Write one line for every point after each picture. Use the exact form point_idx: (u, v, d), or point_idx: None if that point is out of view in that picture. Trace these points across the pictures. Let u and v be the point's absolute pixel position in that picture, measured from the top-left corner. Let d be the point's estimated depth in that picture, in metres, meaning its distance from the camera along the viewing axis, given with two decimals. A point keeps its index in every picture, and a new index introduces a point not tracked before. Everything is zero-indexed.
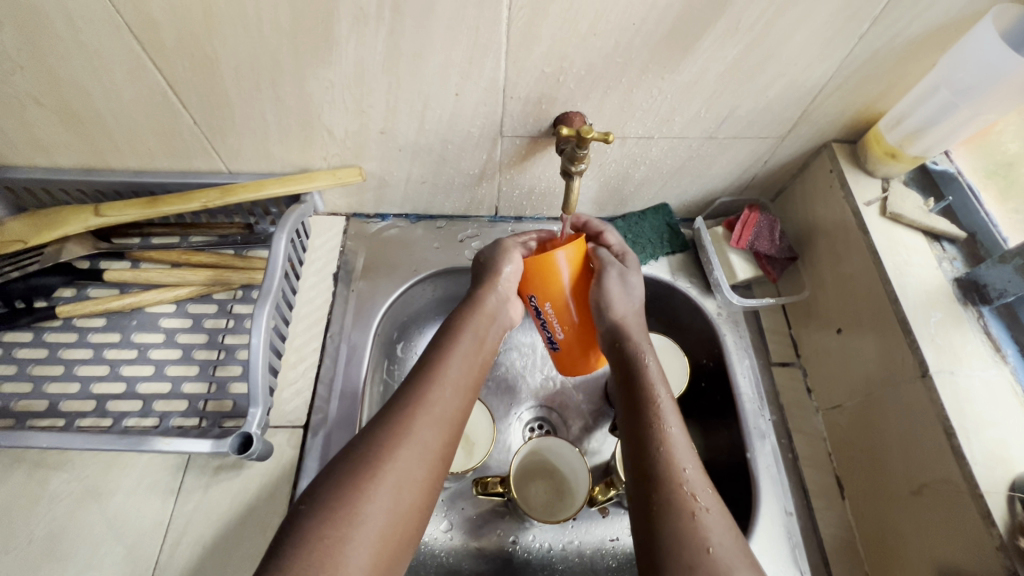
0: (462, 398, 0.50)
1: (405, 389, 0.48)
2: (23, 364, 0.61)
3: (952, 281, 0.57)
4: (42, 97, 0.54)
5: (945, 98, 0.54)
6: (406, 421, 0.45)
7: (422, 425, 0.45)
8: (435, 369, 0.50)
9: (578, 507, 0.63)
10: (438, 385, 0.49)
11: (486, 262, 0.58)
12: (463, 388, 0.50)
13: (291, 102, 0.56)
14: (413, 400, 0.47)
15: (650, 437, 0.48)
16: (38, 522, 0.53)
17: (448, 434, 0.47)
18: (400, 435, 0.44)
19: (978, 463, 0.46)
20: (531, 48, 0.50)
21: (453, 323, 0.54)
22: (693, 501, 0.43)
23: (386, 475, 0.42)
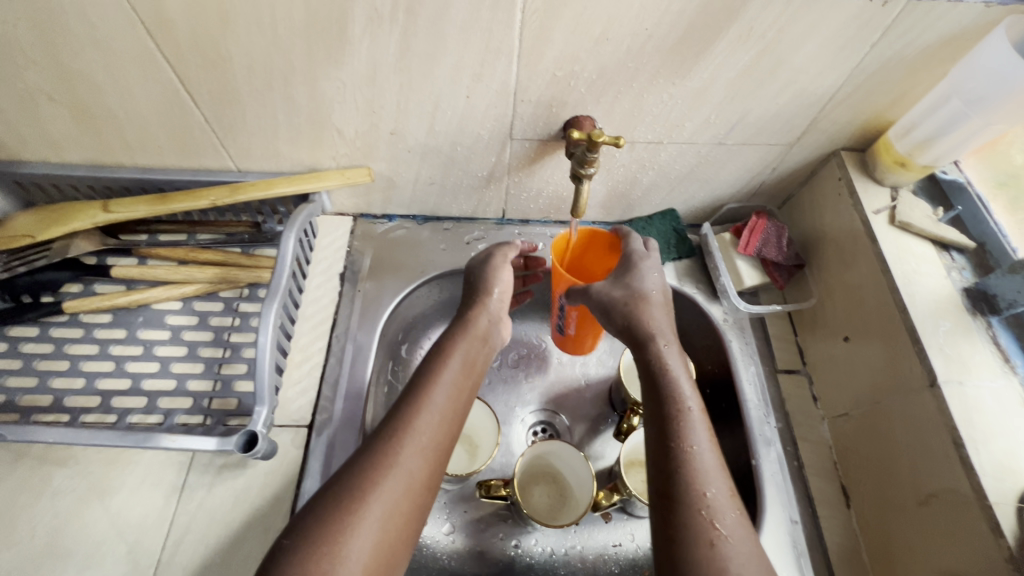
0: (450, 423, 0.50)
1: (390, 418, 0.48)
2: (29, 359, 0.61)
3: (961, 290, 0.57)
4: (55, 93, 0.54)
5: (957, 107, 0.54)
6: (392, 452, 0.45)
7: (408, 451, 0.45)
8: (422, 396, 0.49)
9: (578, 514, 0.63)
10: (427, 412, 0.48)
11: (476, 280, 0.63)
12: (450, 414, 0.50)
13: (302, 101, 0.56)
14: (399, 429, 0.46)
15: (673, 455, 0.45)
16: (42, 517, 0.53)
17: (436, 459, 0.47)
18: (386, 462, 0.44)
19: (986, 473, 0.46)
20: (544, 51, 0.50)
21: (442, 344, 0.55)
22: (712, 527, 0.41)
23: (371, 510, 0.41)
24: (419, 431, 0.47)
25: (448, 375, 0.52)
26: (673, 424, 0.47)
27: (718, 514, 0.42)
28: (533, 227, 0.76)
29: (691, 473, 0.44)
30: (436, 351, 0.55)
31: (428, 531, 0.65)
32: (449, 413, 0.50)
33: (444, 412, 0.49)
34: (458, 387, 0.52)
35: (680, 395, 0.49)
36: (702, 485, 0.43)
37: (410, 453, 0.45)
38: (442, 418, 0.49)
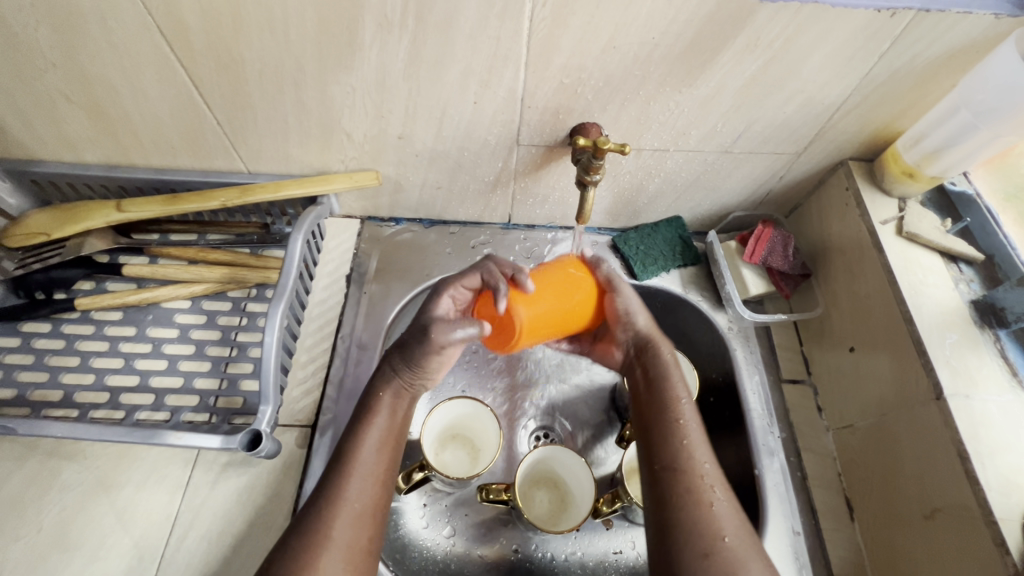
0: (377, 484, 0.48)
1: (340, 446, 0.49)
2: (41, 354, 0.62)
3: (969, 303, 0.56)
4: (73, 95, 0.55)
5: (966, 119, 0.53)
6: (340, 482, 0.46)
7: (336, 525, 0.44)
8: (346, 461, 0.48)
9: (567, 526, 0.63)
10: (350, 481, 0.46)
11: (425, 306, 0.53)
12: (392, 435, 0.51)
13: (312, 105, 0.57)
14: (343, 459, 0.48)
15: (670, 443, 0.47)
16: (50, 511, 0.54)
17: (366, 526, 0.46)
18: (315, 540, 0.43)
19: (992, 489, 0.46)
20: (551, 58, 0.51)
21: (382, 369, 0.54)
22: (712, 504, 0.44)
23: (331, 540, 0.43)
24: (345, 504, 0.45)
25: (372, 431, 0.50)
26: (666, 413, 0.49)
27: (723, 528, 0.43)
28: (539, 232, 0.76)
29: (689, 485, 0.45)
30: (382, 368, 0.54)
31: (429, 533, 0.65)
32: (378, 468, 0.48)
33: (367, 476, 0.47)
34: (383, 441, 0.50)
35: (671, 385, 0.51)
36: (698, 466, 0.46)
37: (341, 529, 0.44)
38: (368, 479, 0.47)
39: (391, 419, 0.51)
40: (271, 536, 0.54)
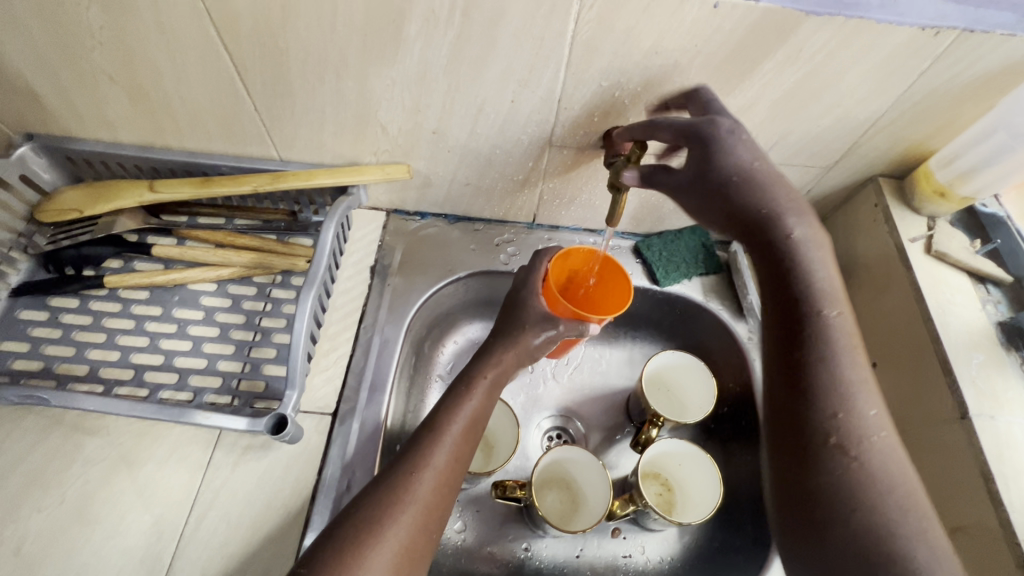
0: (449, 473, 0.49)
1: (426, 424, 0.52)
2: (68, 329, 0.62)
3: (995, 324, 0.56)
4: (116, 75, 0.56)
5: (1001, 140, 0.53)
6: (424, 455, 0.49)
7: (407, 503, 0.45)
8: (424, 447, 0.49)
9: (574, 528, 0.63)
10: (427, 466, 0.48)
11: (520, 293, 0.61)
12: (475, 421, 0.53)
13: (351, 96, 0.57)
14: (429, 437, 0.50)
15: (812, 375, 0.44)
16: (72, 484, 0.54)
17: (432, 512, 0.46)
18: (386, 510, 0.45)
19: (1016, 511, 0.45)
20: (593, 61, 0.51)
21: (483, 358, 0.57)
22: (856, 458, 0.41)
23: (406, 508, 0.45)
24: (418, 484, 0.47)
25: (452, 424, 0.51)
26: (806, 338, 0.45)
27: (903, 515, 0.39)
28: (563, 234, 0.76)
29: (863, 459, 0.41)
30: (479, 356, 0.58)
31: None
32: (452, 460, 0.50)
33: (442, 467, 0.49)
34: (462, 437, 0.51)
35: (816, 301, 0.46)
36: (832, 407, 0.43)
37: (411, 507, 0.45)
38: (443, 467, 0.49)
39: (469, 415, 0.53)
40: (290, 520, 0.54)
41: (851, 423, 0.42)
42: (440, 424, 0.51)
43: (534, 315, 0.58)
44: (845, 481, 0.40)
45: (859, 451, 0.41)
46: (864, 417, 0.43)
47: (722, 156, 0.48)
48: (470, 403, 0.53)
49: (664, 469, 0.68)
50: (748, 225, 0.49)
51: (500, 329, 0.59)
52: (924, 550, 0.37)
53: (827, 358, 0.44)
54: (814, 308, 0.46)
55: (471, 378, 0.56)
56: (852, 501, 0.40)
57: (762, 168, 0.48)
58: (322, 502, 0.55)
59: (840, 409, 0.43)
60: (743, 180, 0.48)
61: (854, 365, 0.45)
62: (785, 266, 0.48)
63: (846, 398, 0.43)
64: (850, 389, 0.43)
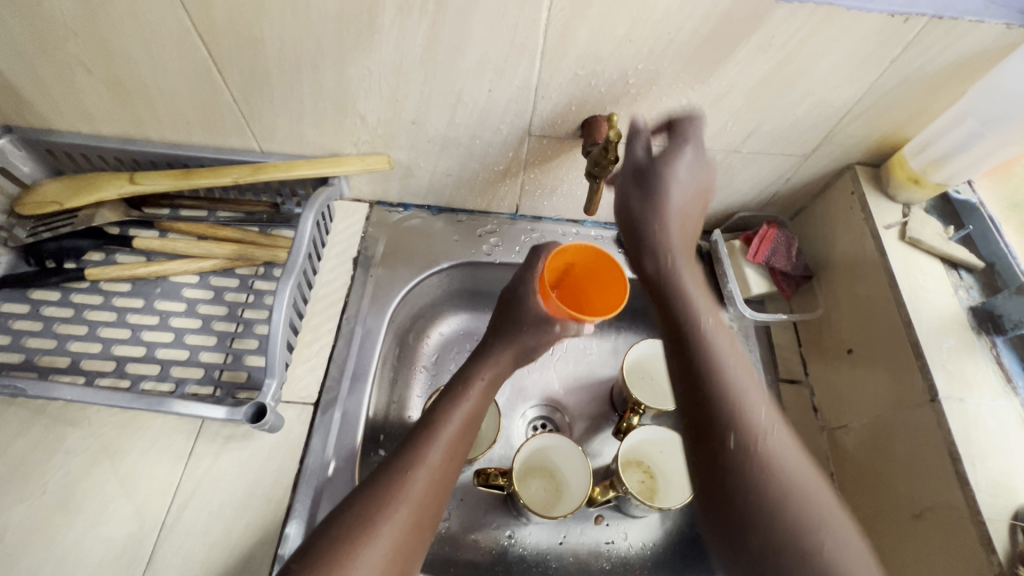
0: (445, 470, 0.50)
1: (422, 423, 0.53)
2: (49, 322, 0.63)
3: (967, 309, 0.57)
4: (92, 66, 0.56)
5: (972, 127, 0.54)
6: (419, 452, 0.49)
7: (402, 497, 0.46)
8: (421, 443, 0.50)
9: (554, 514, 0.64)
10: (422, 464, 0.48)
11: (516, 294, 0.63)
12: (471, 421, 0.54)
13: (329, 86, 0.57)
14: (425, 435, 0.51)
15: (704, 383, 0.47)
16: (53, 474, 0.55)
17: (427, 506, 0.47)
18: (381, 504, 0.45)
19: (982, 490, 0.46)
20: (567, 50, 0.51)
21: (481, 358, 0.59)
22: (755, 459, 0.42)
23: (399, 505, 0.45)
24: (415, 479, 0.47)
25: (450, 422, 0.53)
26: (696, 350, 0.49)
27: (804, 509, 0.40)
28: (545, 224, 0.77)
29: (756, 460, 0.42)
30: (477, 356, 0.60)
31: None
32: (448, 456, 0.50)
33: (437, 465, 0.49)
34: (458, 435, 0.52)
35: (697, 318, 0.51)
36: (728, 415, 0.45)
37: (406, 501, 0.46)
38: (439, 463, 0.49)
39: (466, 416, 0.54)
40: (271, 509, 0.55)
41: (746, 426, 0.44)
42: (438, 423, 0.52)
43: (532, 316, 0.61)
44: (748, 488, 0.41)
45: (755, 453, 0.43)
46: (756, 417, 0.44)
47: (633, 156, 0.57)
48: (468, 404, 0.55)
49: (647, 457, 0.69)
50: (637, 251, 0.57)
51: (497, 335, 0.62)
52: (830, 540, 0.38)
53: (715, 366, 0.47)
54: (694, 324, 0.50)
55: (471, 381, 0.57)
56: (757, 498, 0.41)
57: (677, 195, 0.56)
58: (304, 490, 0.56)
59: (735, 410, 0.45)
60: (627, 211, 0.58)
61: (738, 373, 0.47)
62: (670, 284, 0.54)
63: (737, 404, 0.45)
64: (737, 396, 0.46)
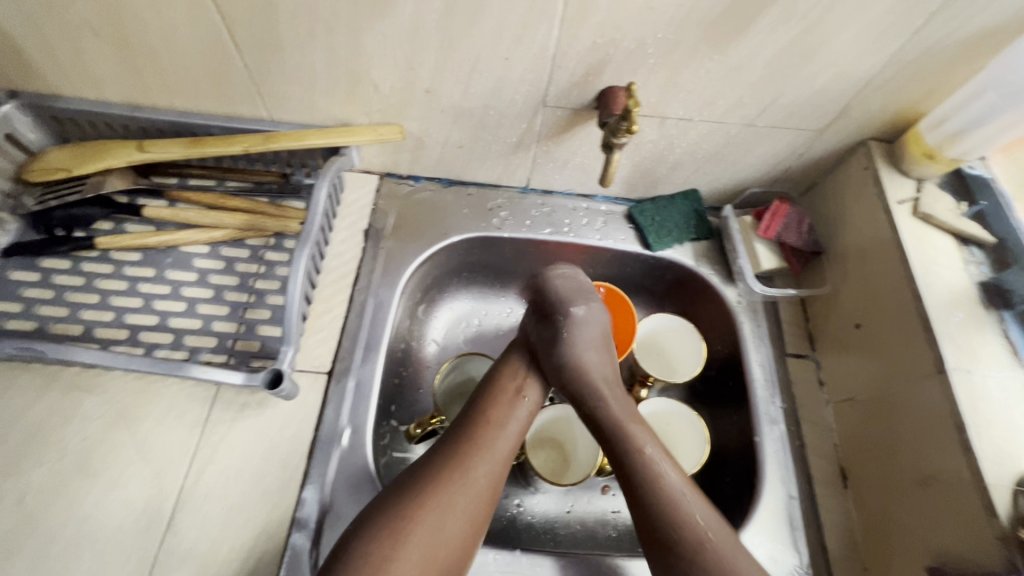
0: (499, 473, 0.49)
1: (470, 414, 0.53)
2: (60, 290, 0.62)
3: (976, 284, 0.57)
4: (100, 28, 0.54)
5: (991, 100, 0.54)
6: (474, 441, 0.49)
7: (459, 499, 0.46)
8: (471, 451, 0.49)
9: (559, 479, 0.65)
10: (477, 453, 0.49)
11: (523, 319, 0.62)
12: (524, 410, 0.54)
13: (343, 52, 0.56)
14: (477, 422, 0.51)
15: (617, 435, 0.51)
16: (71, 439, 0.55)
17: (483, 510, 0.47)
18: (435, 503, 0.45)
19: (986, 458, 0.47)
20: (587, 17, 0.51)
21: (504, 361, 0.58)
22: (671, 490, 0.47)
23: (455, 495, 0.46)
24: (471, 479, 0.47)
25: (506, 425, 0.52)
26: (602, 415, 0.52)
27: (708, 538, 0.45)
28: (555, 199, 0.76)
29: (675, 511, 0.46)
30: (507, 353, 0.59)
31: None
32: (504, 454, 0.50)
33: (496, 455, 0.49)
34: (509, 428, 0.52)
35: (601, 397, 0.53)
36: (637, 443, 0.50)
37: (461, 501, 0.46)
38: (497, 464, 0.49)
39: (521, 421, 0.53)
40: (288, 475, 0.56)
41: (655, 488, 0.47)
42: (495, 422, 0.52)
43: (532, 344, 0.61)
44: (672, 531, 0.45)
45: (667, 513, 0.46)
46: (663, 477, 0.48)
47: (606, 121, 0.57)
48: (523, 408, 0.54)
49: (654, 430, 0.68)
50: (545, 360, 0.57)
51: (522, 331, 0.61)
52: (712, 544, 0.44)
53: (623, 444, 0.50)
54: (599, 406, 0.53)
55: (520, 383, 0.56)
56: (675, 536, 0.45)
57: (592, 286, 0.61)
58: (320, 456, 0.57)
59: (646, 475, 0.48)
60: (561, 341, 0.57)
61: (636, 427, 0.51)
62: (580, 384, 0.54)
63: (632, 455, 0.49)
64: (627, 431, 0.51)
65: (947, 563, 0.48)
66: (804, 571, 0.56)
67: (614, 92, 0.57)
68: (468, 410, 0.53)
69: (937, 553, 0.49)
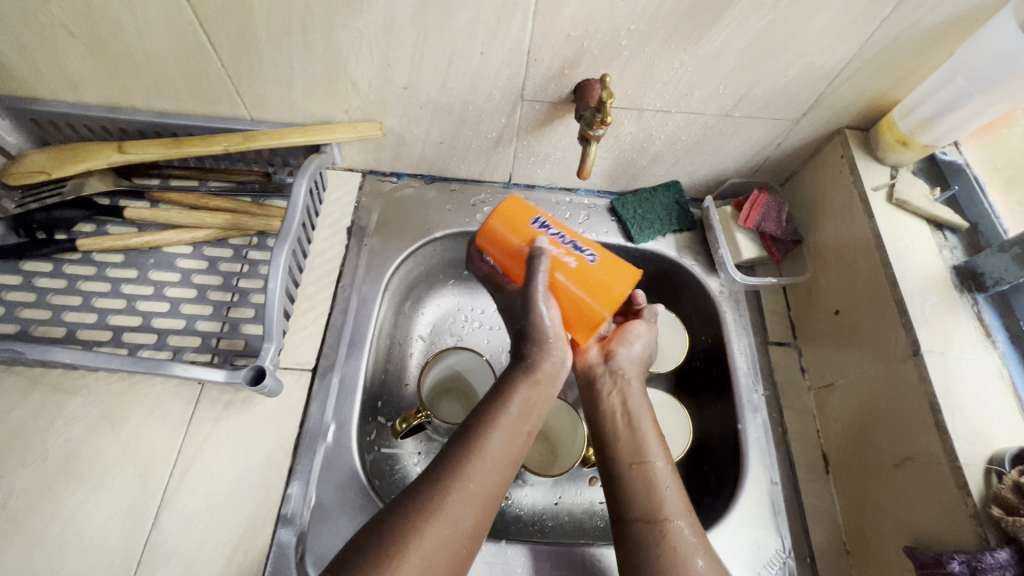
0: (501, 478, 0.46)
1: (460, 441, 0.47)
2: (42, 293, 0.62)
3: (950, 269, 0.58)
4: (75, 29, 0.54)
5: (960, 86, 0.55)
6: (462, 475, 0.44)
7: (436, 544, 0.41)
8: (458, 484, 0.43)
9: (542, 470, 0.65)
10: (463, 488, 0.43)
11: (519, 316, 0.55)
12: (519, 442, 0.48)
13: (319, 50, 0.56)
14: (468, 454, 0.45)
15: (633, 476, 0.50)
16: (55, 441, 0.55)
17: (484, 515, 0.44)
18: (412, 551, 0.40)
19: (960, 438, 0.48)
20: (560, 10, 0.51)
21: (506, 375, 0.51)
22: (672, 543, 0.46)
23: (432, 540, 0.41)
24: (453, 522, 0.42)
25: (498, 457, 0.46)
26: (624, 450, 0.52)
27: None
28: (538, 193, 0.77)
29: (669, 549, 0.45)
30: (517, 365, 0.52)
31: None
32: (492, 491, 0.45)
33: (484, 492, 0.44)
34: (502, 457, 0.46)
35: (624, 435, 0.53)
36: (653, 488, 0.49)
37: (438, 545, 0.41)
38: (481, 502, 0.44)
39: (515, 451, 0.47)
40: (273, 472, 0.56)
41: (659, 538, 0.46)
42: (488, 453, 0.46)
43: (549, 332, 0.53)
44: None
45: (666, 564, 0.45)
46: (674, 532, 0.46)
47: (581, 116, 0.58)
48: (530, 407, 0.50)
49: None
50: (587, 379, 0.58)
51: (530, 338, 0.53)
52: None
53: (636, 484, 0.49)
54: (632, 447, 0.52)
55: (524, 407, 0.49)
56: None
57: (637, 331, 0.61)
58: (305, 452, 0.57)
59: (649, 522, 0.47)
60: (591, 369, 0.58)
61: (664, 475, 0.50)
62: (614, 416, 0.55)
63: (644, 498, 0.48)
64: (648, 474, 0.50)
65: (923, 543, 0.49)
66: (786, 555, 0.57)
67: (589, 83, 0.58)
68: (458, 436, 0.47)
69: (914, 532, 0.50)
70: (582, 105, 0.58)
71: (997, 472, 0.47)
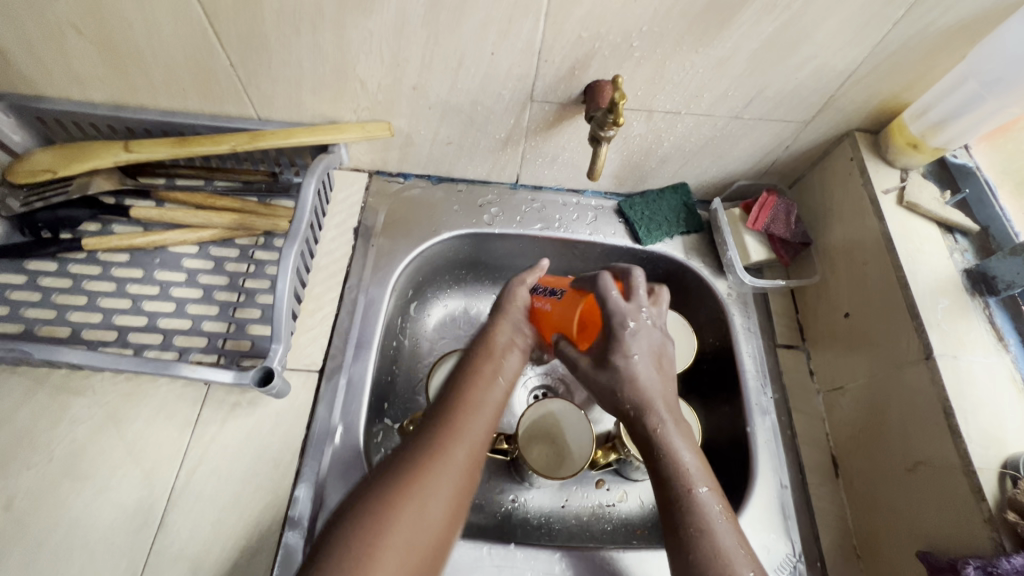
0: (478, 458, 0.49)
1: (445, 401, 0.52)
2: (47, 292, 0.62)
3: (962, 272, 0.58)
4: (84, 27, 0.54)
5: (972, 89, 0.55)
6: (452, 427, 0.49)
7: (438, 487, 0.44)
8: (450, 434, 0.48)
9: (542, 470, 0.64)
10: (458, 437, 0.48)
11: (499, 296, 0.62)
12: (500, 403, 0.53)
13: (328, 49, 0.56)
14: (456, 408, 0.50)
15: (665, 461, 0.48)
16: (59, 442, 0.55)
17: (461, 501, 0.46)
18: (413, 490, 0.43)
19: (973, 442, 0.48)
20: (571, 11, 0.51)
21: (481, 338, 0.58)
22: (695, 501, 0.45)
23: (434, 481, 0.44)
24: (449, 468, 0.46)
25: (483, 410, 0.51)
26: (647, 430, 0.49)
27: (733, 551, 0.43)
28: (545, 194, 0.77)
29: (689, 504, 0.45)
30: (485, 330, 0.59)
31: None
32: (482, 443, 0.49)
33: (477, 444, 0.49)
34: (487, 415, 0.51)
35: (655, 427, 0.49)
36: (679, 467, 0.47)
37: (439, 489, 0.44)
38: (474, 449, 0.48)
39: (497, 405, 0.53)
40: (280, 475, 0.55)
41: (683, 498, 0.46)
42: (473, 407, 0.51)
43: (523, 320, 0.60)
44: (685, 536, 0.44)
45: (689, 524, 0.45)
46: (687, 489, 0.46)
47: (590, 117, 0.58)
48: (497, 396, 0.53)
49: None
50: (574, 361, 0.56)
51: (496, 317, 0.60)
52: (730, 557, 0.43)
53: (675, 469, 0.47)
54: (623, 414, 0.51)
55: (497, 366, 0.55)
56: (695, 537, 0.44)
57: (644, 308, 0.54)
58: (312, 454, 0.57)
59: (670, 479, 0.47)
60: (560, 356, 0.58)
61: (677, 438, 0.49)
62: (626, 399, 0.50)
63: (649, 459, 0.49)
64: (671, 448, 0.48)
65: (936, 547, 0.49)
66: (796, 559, 0.56)
67: (598, 84, 0.58)
68: (444, 395, 0.53)
69: (927, 536, 0.50)
70: (591, 106, 0.58)
71: (1011, 477, 0.46)
